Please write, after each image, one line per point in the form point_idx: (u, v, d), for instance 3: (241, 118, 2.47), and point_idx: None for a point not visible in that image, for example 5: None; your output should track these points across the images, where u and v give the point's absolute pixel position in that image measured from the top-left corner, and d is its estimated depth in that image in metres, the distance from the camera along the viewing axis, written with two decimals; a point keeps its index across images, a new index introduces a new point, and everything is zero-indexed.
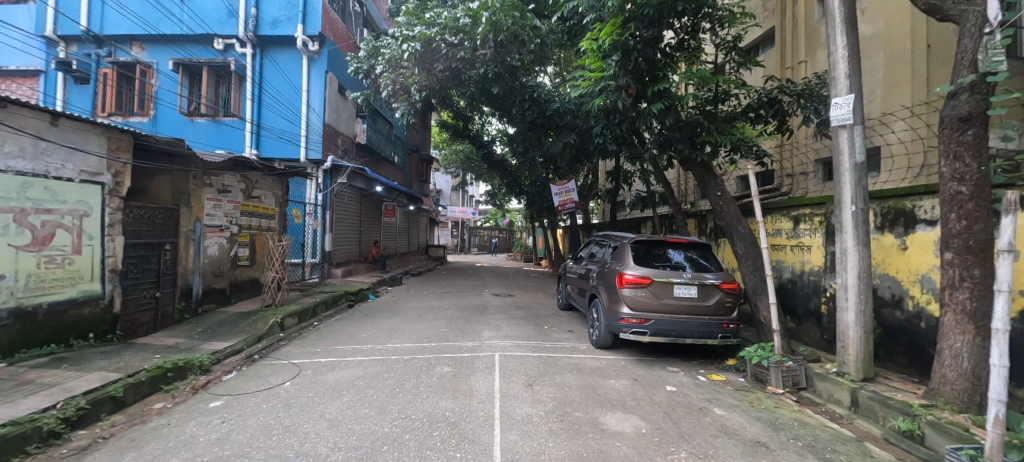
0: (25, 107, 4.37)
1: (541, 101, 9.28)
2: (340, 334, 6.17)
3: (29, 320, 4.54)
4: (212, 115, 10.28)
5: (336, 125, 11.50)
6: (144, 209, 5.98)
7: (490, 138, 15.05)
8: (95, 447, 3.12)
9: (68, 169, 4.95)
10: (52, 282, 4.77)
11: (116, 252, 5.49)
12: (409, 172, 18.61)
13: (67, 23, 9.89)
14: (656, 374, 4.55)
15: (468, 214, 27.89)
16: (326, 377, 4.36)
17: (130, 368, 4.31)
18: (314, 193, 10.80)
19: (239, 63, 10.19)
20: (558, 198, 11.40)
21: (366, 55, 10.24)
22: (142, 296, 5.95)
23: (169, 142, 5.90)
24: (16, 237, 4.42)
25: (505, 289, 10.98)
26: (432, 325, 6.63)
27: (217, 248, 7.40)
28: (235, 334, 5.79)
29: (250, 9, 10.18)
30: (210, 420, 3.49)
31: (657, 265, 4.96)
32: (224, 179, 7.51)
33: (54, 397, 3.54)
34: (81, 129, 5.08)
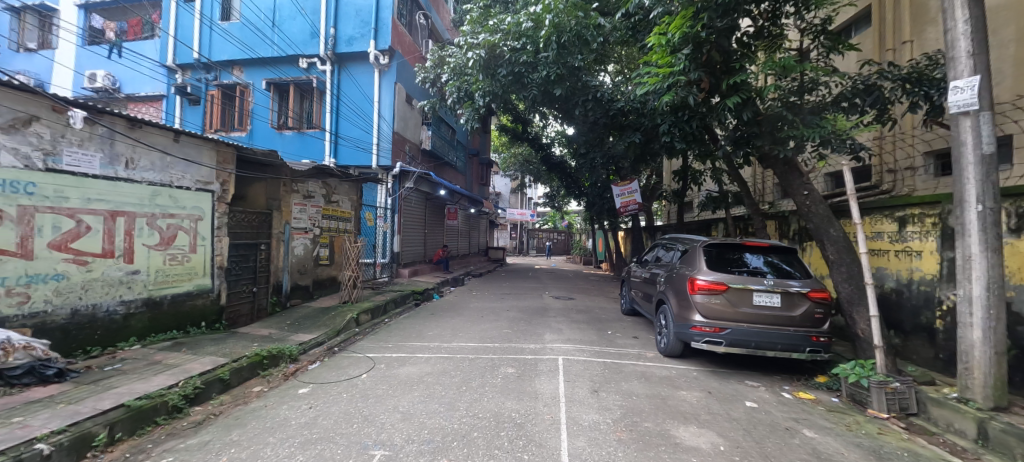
0: (154, 127, 5.12)
1: (605, 101, 8.94)
2: (409, 331, 6.48)
3: (157, 308, 5.32)
4: (297, 127, 11.34)
5: (404, 132, 12.15)
6: (244, 213, 6.74)
7: (549, 140, 14.98)
8: (207, 423, 3.56)
9: (187, 178, 5.72)
10: (174, 276, 5.56)
11: (222, 251, 6.25)
12: (470, 176, 19.11)
13: (184, 51, 11.43)
14: (733, 388, 4.22)
15: (527, 217, 28.00)
16: (398, 371, 4.59)
17: (234, 354, 4.86)
18: (384, 197, 11.37)
19: (320, 79, 11.14)
20: (620, 199, 11.09)
21: (433, 65, 10.77)
22: (242, 290, 6.70)
23: (264, 153, 6.59)
24: (149, 238, 5.23)
25: (565, 292, 10.86)
26: (495, 326, 6.71)
27: (303, 248, 8.15)
28: (318, 327, 6.30)
29: (329, 30, 11.11)
30: (299, 405, 3.83)
31: (733, 270, 4.62)
32: (309, 186, 8.22)
33: (177, 376, 4.09)
34: (197, 144, 5.84)
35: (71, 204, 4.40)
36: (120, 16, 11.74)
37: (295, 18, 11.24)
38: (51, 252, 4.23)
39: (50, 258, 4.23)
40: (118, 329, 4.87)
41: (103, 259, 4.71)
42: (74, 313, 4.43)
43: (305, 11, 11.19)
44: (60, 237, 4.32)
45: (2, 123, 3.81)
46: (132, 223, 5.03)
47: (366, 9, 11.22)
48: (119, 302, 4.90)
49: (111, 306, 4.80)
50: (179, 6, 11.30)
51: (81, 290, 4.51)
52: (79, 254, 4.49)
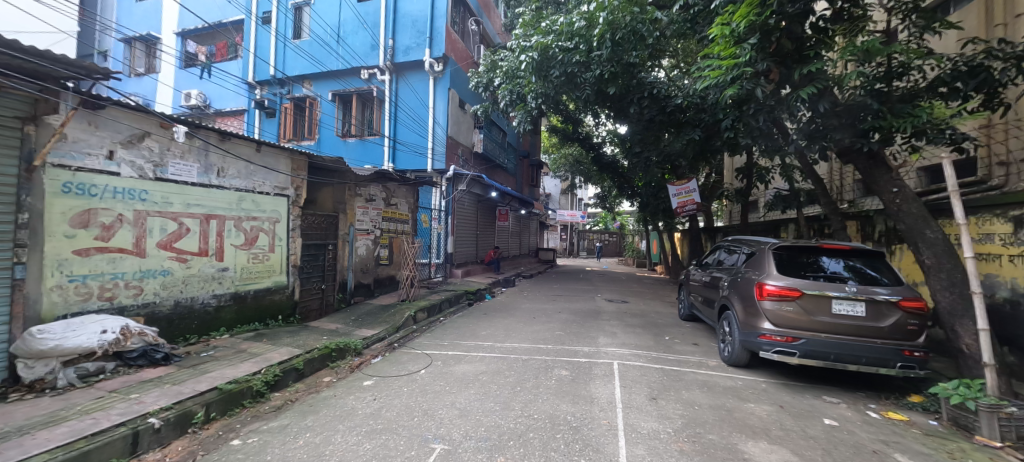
0: (240, 138, 5.70)
1: (662, 97, 8.76)
2: (464, 330, 6.65)
3: (242, 302, 5.90)
4: (359, 135, 12.05)
5: (457, 136, 12.50)
6: (314, 216, 7.28)
7: (599, 140, 14.71)
8: (284, 409, 3.89)
9: (267, 185, 6.29)
10: (256, 273, 6.13)
11: (296, 251, 6.79)
12: (520, 177, 19.19)
13: (262, 68, 12.54)
14: (809, 403, 3.89)
15: (577, 217, 27.58)
16: (454, 369, 4.73)
17: (307, 346, 5.27)
18: (439, 199, 11.84)
19: (381, 89, 11.80)
20: (677, 199, 10.65)
21: (485, 69, 10.94)
22: (312, 287, 7.23)
23: (331, 160, 7.08)
24: (236, 239, 5.82)
25: (618, 295, 10.59)
26: (547, 328, 6.71)
27: (365, 249, 8.65)
28: (379, 323, 6.66)
29: (388, 41, 11.72)
30: (364, 396, 4.07)
31: (807, 275, 4.25)
32: (371, 190, 8.70)
33: (260, 364, 4.51)
34: (275, 154, 6.41)
35: (175, 209, 5.04)
36: (210, 41, 13.21)
37: (358, 32, 11.98)
38: (159, 250, 4.88)
39: (158, 256, 4.87)
40: (211, 319, 5.48)
41: (199, 257, 5.34)
42: (176, 304, 5.05)
43: (366, 25, 11.89)
44: (166, 237, 4.96)
45: (121, 140, 4.50)
46: (222, 225, 5.64)
47: (422, 19, 11.67)
48: (213, 296, 5.51)
49: (206, 299, 5.41)
50: (258, 28, 12.45)
51: (182, 285, 5.14)
52: (180, 252, 5.12)
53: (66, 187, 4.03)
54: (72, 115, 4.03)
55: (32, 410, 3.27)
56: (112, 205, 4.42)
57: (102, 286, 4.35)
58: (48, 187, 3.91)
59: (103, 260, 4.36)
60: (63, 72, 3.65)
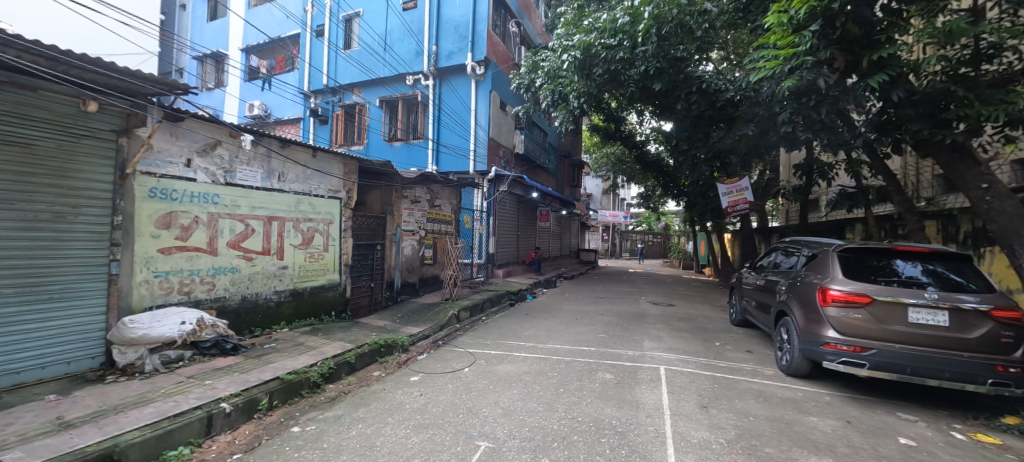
0: (298, 145, 6.10)
1: (712, 92, 8.28)
2: (506, 330, 6.71)
3: (300, 298, 6.30)
4: (405, 139, 12.48)
5: (499, 138, 12.64)
6: (364, 217, 7.64)
7: (643, 138, 14.23)
8: (338, 400, 4.12)
9: (322, 188, 6.67)
10: (313, 271, 6.53)
11: (347, 250, 7.15)
12: (561, 177, 19.07)
13: (316, 77, 13.26)
14: (881, 420, 3.56)
15: (620, 218, 26.93)
16: (497, 368, 4.78)
17: (358, 341, 5.53)
18: (481, 200, 12.03)
19: (425, 94, 12.17)
20: (727, 199, 10.18)
21: (527, 71, 10.92)
22: (362, 285, 7.59)
23: (380, 164, 7.39)
24: (294, 239, 6.22)
25: (664, 298, 10.25)
26: (590, 330, 6.61)
27: (411, 249, 8.93)
28: (425, 321, 6.87)
29: (432, 47, 12.07)
30: (412, 391, 4.21)
31: (878, 280, 3.87)
32: (416, 192, 8.98)
33: (316, 356, 4.80)
34: (330, 159, 6.79)
35: (242, 212, 5.47)
36: (270, 54, 14.20)
37: (404, 39, 12.42)
38: (228, 250, 5.31)
39: (228, 255, 5.31)
40: (273, 313, 5.89)
41: (263, 256, 5.75)
42: (242, 299, 5.48)
43: (412, 32, 12.31)
44: (234, 237, 5.39)
45: (197, 149, 4.95)
46: (282, 227, 6.05)
47: (464, 23, 11.90)
48: (274, 292, 5.92)
49: (268, 294, 5.83)
50: (313, 40, 13.23)
51: (248, 281, 5.56)
52: (247, 251, 5.55)
53: (152, 192, 4.52)
54: (157, 128, 4.53)
55: (124, 391, 3.68)
56: (190, 208, 4.88)
57: (181, 281, 4.81)
58: (138, 192, 4.41)
59: (182, 258, 4.81)
60: (150, 89, 4.08)
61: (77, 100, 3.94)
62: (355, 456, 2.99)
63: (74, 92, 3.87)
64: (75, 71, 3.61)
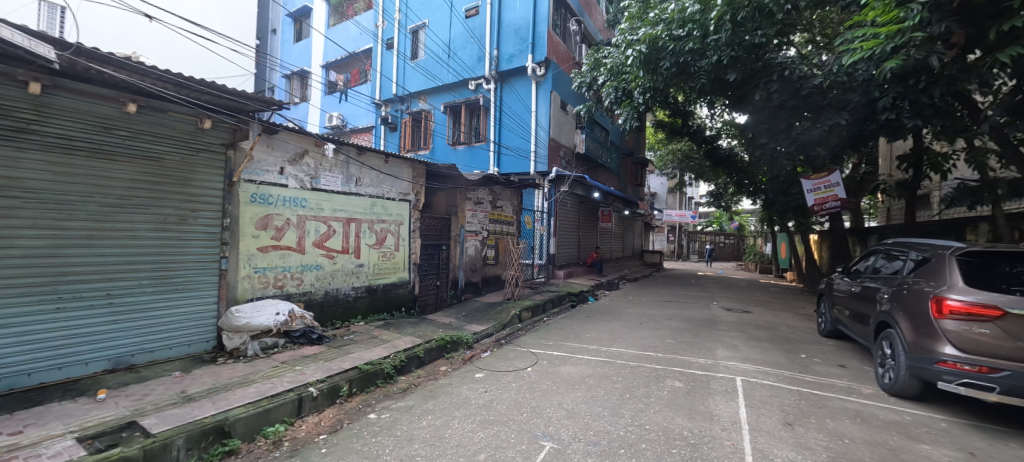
0: (373, 152, 6.57)
1: (796, 79, 7.54)
2: (568, 332, 6.65)
3: (374, 294, 6.77)
4: (468, 142, 12.87)
5: (559, 138, 12.59)
6: (430, 219, 8.02)
7: (713, 132, 13.28)
8: (409, 391, 4.37)
9: (394, 192, 7.11)
10: (385, 269, 6.98)
11: (416, 250, 7.54)
12: (623, 176, 18.45)
13: (386, 86, 14.12)
14: (1016, 455, 3.01)
15: (687, 218, 25.42)
16: (560, 369, 4.76)
17: (426, 336, 5.81)
18: (542, 201, 12.06)
19: (487, 97, 12.47)
20: (813, 196, 9.24)
21: (589, 68, 10.70)
22: (429, 283, 7.97)
23: (446, 167, 7.69)
24: (369, 239, 6.70)
25: (739, 304, 9.51)
26: (656, 335, 6.33)
27: (474, 249, 9.16)
28: (488, 319, 7.05)
29: (493, 51, 12.32)
30: (477, 387, 4.34)
31: (1009, 289, 3.28)
32: (479, 194, 9.15)
33: (389, 349, 5.13)
34: (400, 164, 7.22)
35: (325, 214, 6.00)
36: (346, 68, 15.41)
37: (467, 45, 12.82)
38: (314, 249, 5.85)
39: (313, 253, 5.84)
40: (351, 307, 6.40)
41: (343, 254, 6.26)
42: (325, 294, 6.01)
43: (474, 38, 12.67)
44: (319, 237, 5.92)
45: (289, 158, 5.52)
46: (359, 228, 6.53)
47: (524, 26, 11.99)
48: (352, 288, 6.41)
49: (347, 290, 6.33)
50: (384, 53, 14.13)
51: (330, 277, 6.08)
52: (329, 250, 6.07)
53: (253, 198, 5.14)
54: (257, 140, 5.11)
55: (232, 371, 4.22)
56: (283, 211, 5.46)
57: (275, 276, 5.40)
58: (242, 197, 5.04)
59: (276, 255, 5.40)
60: (251, 105, 4.60)
61: (196, 119, 4.59)
62: (426, 446, 3.15)
63: (194, 112, 4.53)
64: (193, 93, 4.24)
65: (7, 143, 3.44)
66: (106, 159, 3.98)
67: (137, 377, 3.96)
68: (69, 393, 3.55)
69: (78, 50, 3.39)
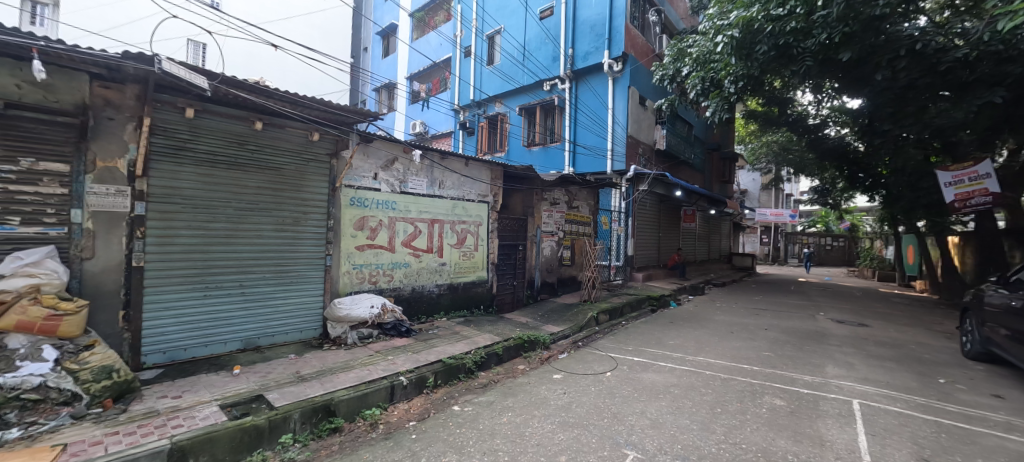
0: (454, 156, 6.90)
1: (930, 52, 6.39)
2: (649, 337, 6.36)
3: (455, 291, 7.10)
4: (542, 143, 12.91)
5: (638, 134, 12.06)
6: (508, 220, 8.20)
7: (817, 121, 11.75)
8: (489, 387, 4.53)
9: (473, 193, 7.40)
10: (465, 268, 7.29)
11: (493, 250, 7.76)
12: (709, 173, 17.12)
13: (464, 92, 14.72)
14: None
15: (785, 217, 22.86)
16: (642, 376, 4.57)
17: (505, 334, 5.95)
18: (619, 200, 11.71)
19: (562, 97, 12.41)
20: (953, 191, 7.78)
21: (672, 60, 10.10)
22: (506, 283, 8.16)
23: (523, 168, 7.79)
24: (451, 240, 7.05)
25: (851, 316, 8.33)
26: (750, 346, 5.79)
27: (551, 250, 9.12)
28: (564, 321, 7.01)
29: (568, 50, 12.20)
30: (556, 388, 4.35)
31: None
32: (555, 194, 9.10)
33: (470, 345, 5.34)
34: (479, 167, 7.48)
35: (412, 216, 6.43)
36: (428, 78, 16.37)
37: (542, 46, 12.86)
38: (402, 248, 6.30)
39: (402, 252, 6.30)
40: (435, 303, 6.78)
41: (427, 254, 6.66)
42: (412, 290, 6.44)
43: (550, 38, 12.67)
44: (406, 237, 6.36)
45: (381, 165, 6.01)
46: (441, 228, 6.89)
47: (600, 22, 11.70)
48: (435, 285, 6.80)
49: (431, 287, 6.72)
50: (462, 60, 14.76)
51: (416, 275, 6.50)
52: (415, 250, 6.49)
53: (352, 201, 5.69)
54: (355, 150, 5.65)
55: (336, 357, 4.72)
56: (377, 213, 5.97)
57: (370, 273, 5.90)
58: (343, 200, 5.60)
59: (371, 253, 5.90)
60: (351, 117, 5.10)
61: (307, 133, 5.20)
62: (507, 442, 3.22)
63: (306, 127, 5.13)
64: (304, 109, 4.82)
65: (170, 160, 4.24)
66: (239, 170, 4.69)
67: (262, 357, 4.62)
68: (213, 366, 4.27)
69: (223, 79, 4.05)
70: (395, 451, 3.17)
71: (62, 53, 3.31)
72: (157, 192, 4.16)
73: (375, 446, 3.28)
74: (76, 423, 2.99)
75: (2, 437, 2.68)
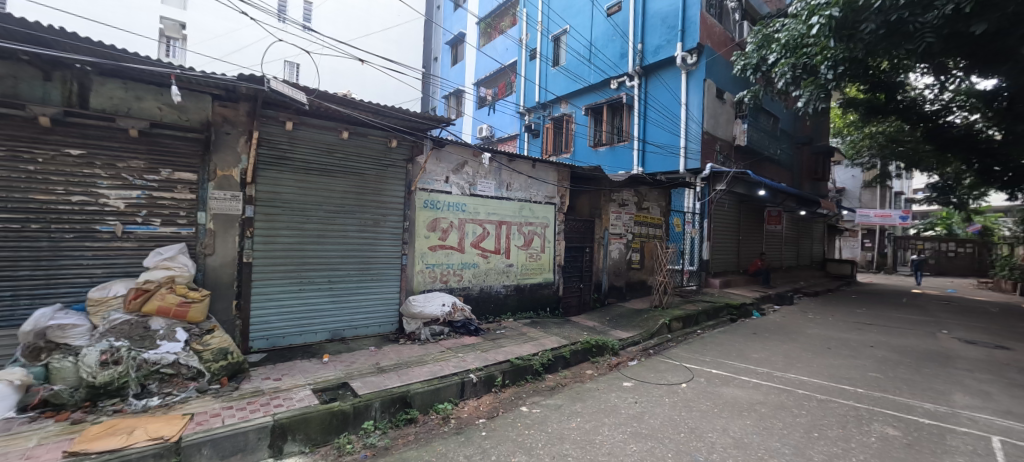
0: (521, 159, 6.97)
1: None
2: (729, 349, 5.91)
3: (521, 293, 7.16)
4: (609, 142, 12.58)
5: (715, 130, 11.24)
6: (574, 221, 8.10)
7: (935, 107, 10.15)
8: (556, 391, 4.52)
9: (540, 195, 7.42)
10: (532, 269, 7.32)
11: (560, 252, 7.72)
12: (798, 169, 15.49)
13: (530, 95, 14.84)
14: None
15: (895, 218, 19.97)
16: (722, 391, 4.25)
17: (572, 337, 5.88)
18: (693, 201, 11.05)
19: (630, 95, 12.00)
20: None
21: (755, 48, 9.28)
22: (572, 285, 8.07)
23: (591, 168, 7.64)
24: (518, 241, 7.13)
25: (986, 336, 7.02)
26: (852, 365, 5.13)
27: (619, 252, 8.85)
28: (634, 326, 6.75)
29: (637, 46, 11.75)
30: (626, 396, 4.20)
31: None
32: (624, 195, 8.80)
33: (537, 347, 5.35)
34: (546, 169, 7.48)
35: (481, 217, 6.60)
36: (494, 82, 16.75)
37: (610, 43, 12.54)
38: (471, 249, 6.49)
39: (471, 253, 6.50)
40: (502, 304, 6.90)
41: (495, 255, 6.80)
42: (480, 290, 6.61)
43: (618, 35, 12.30)
44: (475, 239, 6.54)
45: (452, 168, 6.25)
46: (509, 230, 6.99)
47: (673, 13, 11.12)
48: (503, 285, 6.91)
49: (498, 287, 6.85)
50: (528, 62, 14.88)
51: (485, 275, 6.66)
52: (484, 250, 6.65)
53: (425, 204, 5.98)
54: (428, 155, 5.93)
55: (411, 351, 4.99)
56: (448, 215, 6.22)
57: (442, 272, 6.16)
58: (417, 203, 5.91)
59: (442, 253, 6.16)
60: (426, 123, 5.36)
61: (386, 140, 5.56)
62: (577, 448, 3.17)
63: (386, 135, 5.50)
64: (386, 118, 5.18)
65: (273, 168, 4.77)
66: (329, 176, 5.15)
67: (346, 347, 5.02)
68: (306, 354, 4.73)
69: (318, 93, 4.48)
70: (466, 446, 3.27)
71: (193, 79, 3.87)
72: (262, 197, 4.71)
73: (447, 440, 3.41)
74: (200, 396, 3.47)
75: (146, 404, 3.21)
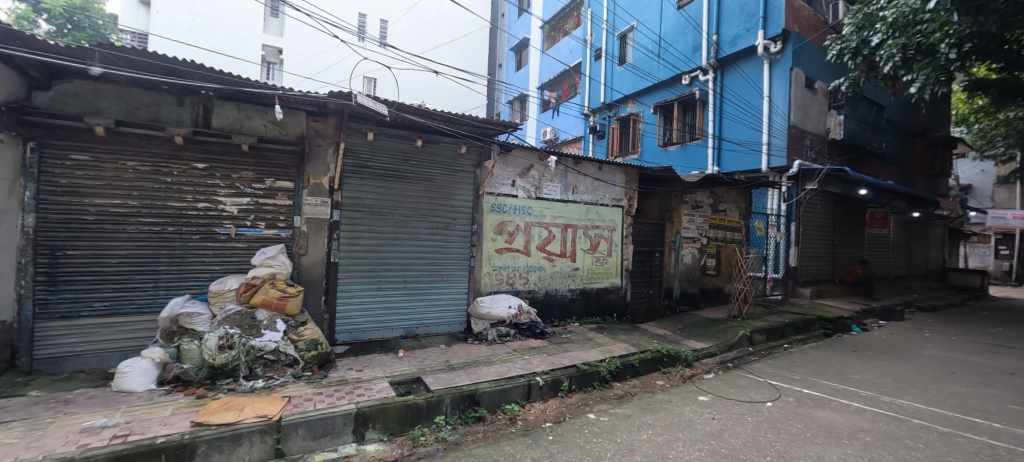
0: (588, 161, 6.87)
1: None
2: (823, 367, 5.32)
3: (587, 297, 7.06)
4: (681, 141, 11.96)
5: (803, 123, 10.17)
6: (643, 224, 7.80)
7: None
8: (625, 400, 4.39)
9: (607, 197, 7.26)
10: (598, 273, 7.19)
11: (627, 256, 7.49)
12: (908, 164, 13.52)
13: (595, 95, 14.62)
14: None
15: None
16: (817, 414, 3.84)
17: (641, 345, 5.67)
18: (777, 202, 10.12)
19: (703, 90, 11.32)
20: None
21: (853, 31, 8.21)
22: (641, 291, 7.79)
23: (662, 169, 7.33)
24: (584, 244, 7.03)
25: None
26: (984, 394, 4.36)
27: (692, 257, 8.37)
28: (709, 337, 6.34)
29: (712, 37, 11.04)
30: (702, 411, 3.97)
31: None
32: (697, 196, 8.30)
33: (604, 353, 5.24)
34: (613, 170, 7.31)
35: (546, 220, 6.62)
36: (558, 85, 16.72)
37: (682, 36, 11.92)
38: (537, 252, 6.53)
39: (537, 256, 6.53)
40: (568, 308, 6.86)
41: (561, 258, 6.77)
42: (546, 293, 6.62)
43: (690, 27, 11.66)
44: (541, 241, 6.57)
45: (518, 172, 6.34)
46: (574, 233, 6.92)
47: None
48: (568, 289, 6.87)
49: (564, 291, 6.81)
50: (593, 63, 14.67)
51: (550, 278, 6.67)
52: (549, 253, 6.66)
53: (493, 207, 6.14)
54: (495, 159, 6.09)
55: (479, 351, 5.15)
56: (514, 218, 6.32)
57: (508, 275, 6.27)
58: (485, 206, 6.09)
59: (508, 256, 6.28)
60: (494, 129, 5.51)
61: (456, 147, 5.81)
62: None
63: (456, 141, 5.75)
64: (457, 125, 5.41)
65: (355, 175, 5.19)
66: (404, 182, 5.49)
67: (419, 344, 5.31)
68: (384, 348, 5.08)
69: (398, 106, 4.80)
70: (534, 448, 3.30)
71: (292, 98, 4.34)
72: (347, 202, 5.15)
73: (515, 440, 3.47)
74: (296, 381, 3.88)
75: (253, 386, 3.66)
